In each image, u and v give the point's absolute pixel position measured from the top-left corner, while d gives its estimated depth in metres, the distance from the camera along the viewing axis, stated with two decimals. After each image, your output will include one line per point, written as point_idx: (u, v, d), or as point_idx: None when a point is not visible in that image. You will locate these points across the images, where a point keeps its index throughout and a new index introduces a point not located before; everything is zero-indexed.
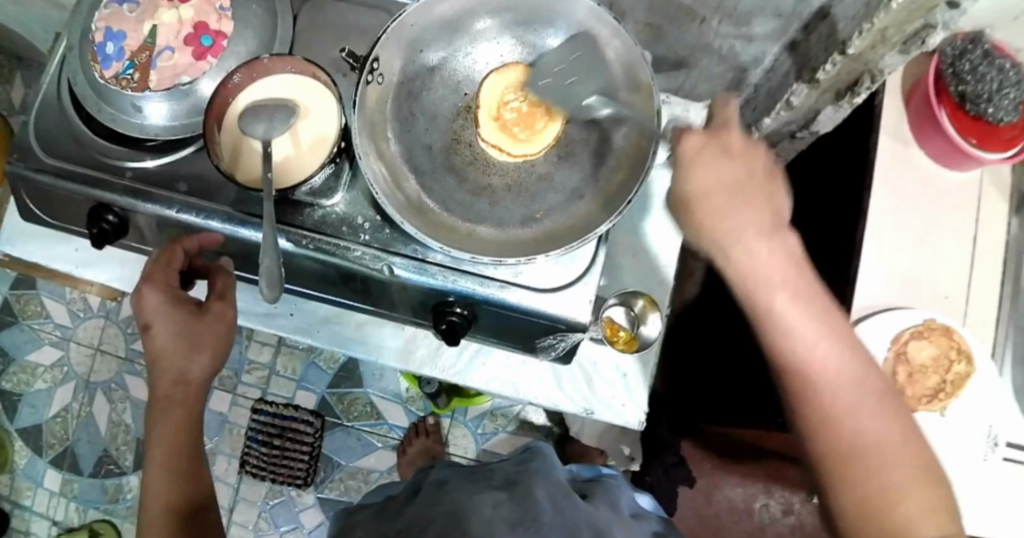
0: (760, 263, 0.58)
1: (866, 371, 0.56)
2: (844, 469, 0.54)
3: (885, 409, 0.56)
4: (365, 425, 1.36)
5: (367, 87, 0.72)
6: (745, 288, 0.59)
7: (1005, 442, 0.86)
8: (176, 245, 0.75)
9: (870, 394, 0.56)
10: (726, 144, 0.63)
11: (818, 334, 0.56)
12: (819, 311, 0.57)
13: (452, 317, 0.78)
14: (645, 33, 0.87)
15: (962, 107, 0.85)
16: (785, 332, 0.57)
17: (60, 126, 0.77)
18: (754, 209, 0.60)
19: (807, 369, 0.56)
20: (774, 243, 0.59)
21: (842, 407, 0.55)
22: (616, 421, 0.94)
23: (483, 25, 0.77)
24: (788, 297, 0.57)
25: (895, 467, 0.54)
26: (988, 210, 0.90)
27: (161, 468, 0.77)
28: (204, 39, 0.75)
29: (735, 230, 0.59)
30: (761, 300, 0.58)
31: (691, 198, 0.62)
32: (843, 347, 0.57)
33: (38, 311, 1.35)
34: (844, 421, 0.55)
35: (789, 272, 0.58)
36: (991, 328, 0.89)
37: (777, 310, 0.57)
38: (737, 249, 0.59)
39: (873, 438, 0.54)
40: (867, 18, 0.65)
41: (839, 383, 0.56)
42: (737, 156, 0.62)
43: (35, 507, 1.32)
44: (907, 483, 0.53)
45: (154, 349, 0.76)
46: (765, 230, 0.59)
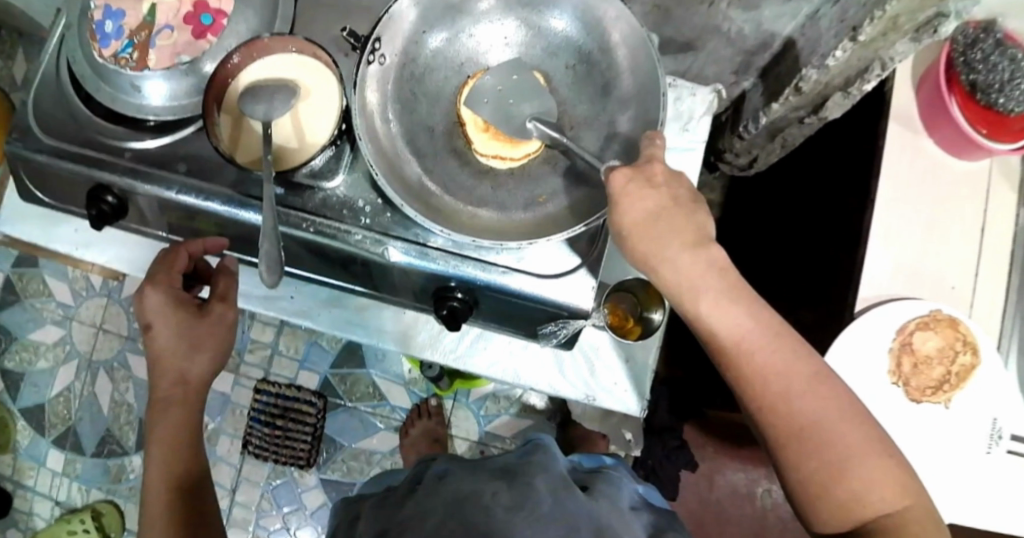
0: (683, 272, 0.61)
1: (796, 358, 0.59)
2: (789, 454, 0.58)
3: (818, 388, 0.58)
4: (367, 405, 1.36)
5: (368, 68, 0.71)
6: (675, 299, 0.62)
7: (1009, 435, 0.85)
8: (181, 249, 0.76)
9: (802, 379, 0.59)
10: (649, 174, 0.64)
11: (746, 330, 0.60)
12: (746, 310, 0.61)
13: (453, 302, 0.77)
14: (653, 14, 0.85)
15: (973, 97, 0.83)
16: (713, 332, 0.61)
17: (58, 104, 0.75)
18: (675, 228, 0.62)
19: (739, 364, 0.60)
20: (696, 255, 0.62)
21: (776, 396, 0.58)
22: (617, 407, 0.94)
23: (487, 6, 0.75)
24: (711, 301, 0.61)
25: (835, 444, 0.57)
26: (998, 201, 0.88)
27: (162, 463, 0.77)
28: (204, 18, 0.74)
29: (658, 250, 0.62)
30: (690, 308, 0.62)
31: (623, 228, 0.63)
32: (772, 339, 0.60)
33: (41, 289, 1.35)
34: (778, 409, 0.58)
35: (713, 278, 0.61)
36: (997, 320, 0.88)
37: (702, 315, 0.61)
38: (664, 267, 0.62)
39: (807, 419, 0.57)
40: (879, 4, 0.64)
41: (770, 373, 0.59)
42: (660, 185, 0.63)
43: (38, 486, 1.33)
44: (851, 455, 0.56)
45: (154, 349, 0.75)
46: (689, 242, 0.62)
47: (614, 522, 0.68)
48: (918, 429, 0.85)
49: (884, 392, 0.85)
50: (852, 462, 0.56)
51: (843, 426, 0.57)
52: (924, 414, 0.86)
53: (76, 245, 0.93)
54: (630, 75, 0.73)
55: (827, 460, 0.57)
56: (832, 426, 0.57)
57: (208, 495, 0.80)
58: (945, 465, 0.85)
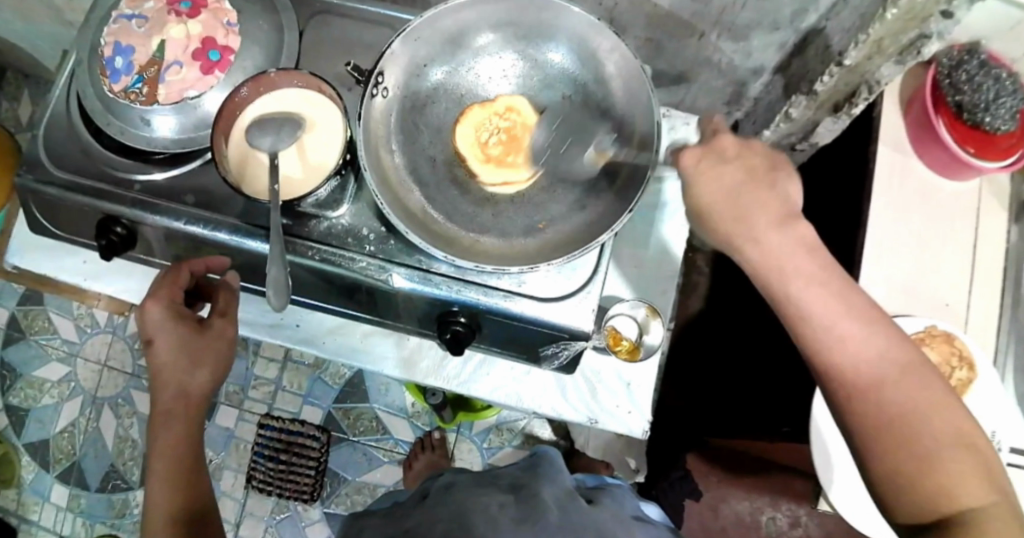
0: (774, 251, 0.58)
1: (890, 345, 0.55)
2: (876, 443, 0.53)
3: (914, 377, 0.54)
4: (370, 440, 1.36)
5: (372, 101, 0.73)
6: (761, 278, 0.59)
7: (1008, 448, 0.86)
8: (183, 266, 0.78)
9: (894, 365, 0.54)
10: (721, 149, 0.62)
11: (837, 311, 0.56)
12: (838, 291, 0.57)
13: (456, 326, 0.79)
14: (646, 47, 0.88)
15: (959, 117, 0.86)
16: (800, 315, 0.57)
17: (71, 140, 0.78)
18: (764, 204, 0.60)
19: (827, 347, 0.56)
20: (786, 233, 0.59)
21: (868, 380, 0.54)
22: (620, 429, 0.94)
23: (486, 40, 0.77)
24: (801, 281, 0.57)
25: (928, 434, 0.52)
26: (987, 219, 0.90)
27: (164, 479, 0.77)
28: (212, 54, 0.76)
29: (743, 224, 0.59)
30: (778, 288, 0.58)
31: (704, 203, 0.61)
32: (867, 323, 0.56)
33: (46, 327, 1.36)
34: (870, 396, 0.54)
35: (802, 257, 0.58)
36: (992, 336, 0.89)
37: (792, 296, 0.57)
38: (752, 243, 0.59)
39: (899, 405, 0.53)
40: (862, 30, 0.67)
41: (861, 358, 0.55)
42: (733, 158, 0.61)
43: (42, 522, 1.32)
44: (947, 448, 0.52)
45: (155, 364, 0.77)
46: (779, 218, 0.59)
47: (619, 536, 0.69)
48: None
49: None
50: (945, 455, 0.51)
51: (935, 418, 0.53)
52: None
53: (85, 277, 0.95)
54: (625, 104, 0.76)
55: (917, 451, 0.52)
56: (926, 416, 0.53)
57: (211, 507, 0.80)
58: None
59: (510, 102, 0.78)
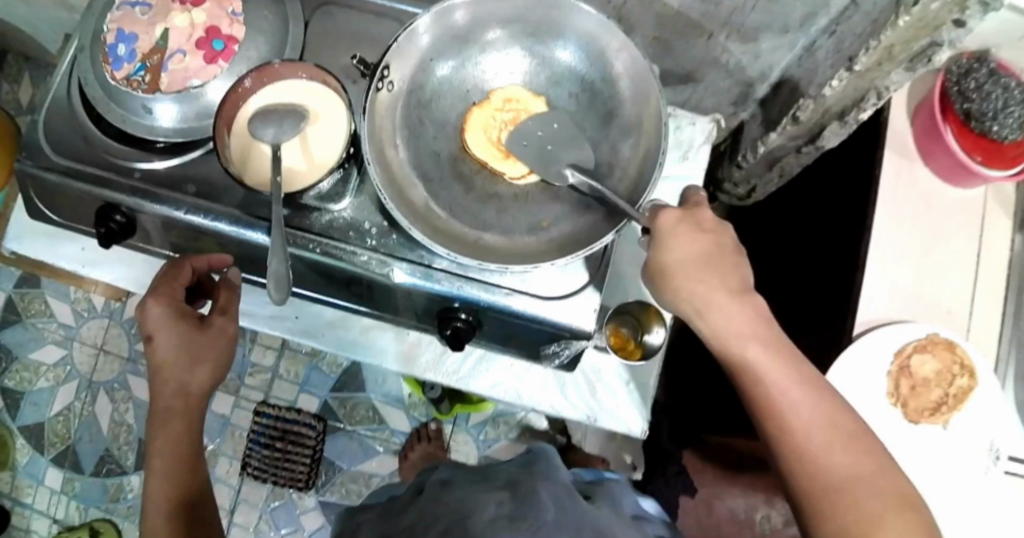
0: (732, 320, 0.65)
1: (834, 414, 0.61)
2: (822, 507, 0.58)
3: (855, 444, 0.60)
4: (366, 429, 1.36)
5: (377, 93, 0.72)
6: (720, 344, 0.65)
7: (1006, 456, 0.86)
8: (184, 262, 0.77)
9: (838, 434, 0.60)
10: (698, 218, 0.67)
11: (785, 380, 0.62)
12: (787, 362, 0.64)
13: (456, 323, 0.78)
14: (653, 46, 0.87)
15: (967, 125, 0.85)
16: (755, 381, 0.63)
17: (72, 126, 0.77)
18: (723, 275, 0.66)
19: (779, 412, 0.62)
20: (743, 304, 0.65)
21: (814, 447, 0.60)
22: (618, 429, 0.94)
23: (494, 36, 0.77)
24: (757, 348, 0.64)
25: (868, 499, 0.58)
26: (991, 227, 0.90)
27: (163, 479, 0.77)
28: (216, 43, 0.75)
29: (705, 292, 0.65)
30: (734, 354, 0.64)
31: (672, 269, 0.66)
32: (812, 394, 0.62)
33: (43, 310, 1.35)
34: (817, 462, 0.60)
35: (756, 326, 0.65)
36: (993, 343, 0.89)
37: (747, 363, 0.64)
38: (711, 309, 0.65)
39: (841, 470, 0.59)
40: (874, 36, 0.66)
41: (809, 425, 0.61)
42: (709, 230, 0.67)
43: (36, 505, 1.32)
44: (884, 511, 0.57)
45: (155, 360, 0.76)
46: (735, 290, 0.66)
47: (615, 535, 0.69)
48: (917, 449, 0.86)
49: (881, 413, 0.86)
50: (883, 517, 0.57)
51: (874, 484, 0.59)
52: (921, 436, 0.86)
53: (84, 263, 0.94)
54: (631, 104, 0.75)
55: (858, 515, 0.57)
56: (863, 480, 0.59)
57: (208, 504, 0.81)
58: (948, 489, 0.85)
59: (506, 96, 0.76)
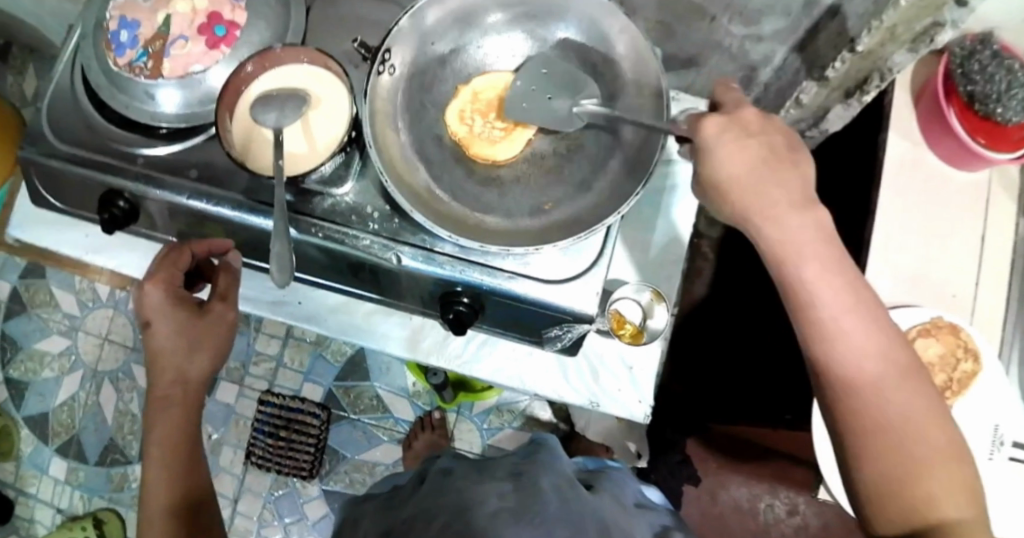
0: (789, 236, 0.60)
1: (894, 345, 0.57)
2: (868, 439, 0.55)
3: (909, 380, 0.56)
4: (370, 418, 1.36)
5: (378, 78, 0.73)
6: (775, 258, 0.60)
7: (1011, 442, 0.86)
8: (186, 247, 0.76)
9: (893, 367, 0.56)
10: (745, 122, 0.62)
11: (842, 306, 0.58)
12: (849, 287, 0.59)
13: (459, 307, 0.79)
14: (656, 30, 0.87)
15: (971, 107, 0.84)
16: (810, 300, 0.58)
17: (74, 112, 0.77)
18: (783, 185, 0.61)
19: (832, 338, 0.57)
20: (805, 219, 0.60)
21: (868, 378, 0.56)
22: (621, 413, 0.94)
23: (495, 19, 0.77)
24: (816, 268, 0.59)
25: (918, 441, 0.54)
26: (996, 211, 0.90)
27: (159, 464, 0.77)
28: (218, 29, 0.75)
29: (760, 202, 0.61)
30: (790, 271, 0.59)
31: (724, 183, 0.62)
32: (871, 320, 0.58)
33: (48, 300, 1.36)
34: (871, 391, 0.56)
35: (821, 247, 0.59)
36: (998, 329, 0.89)
37: (804, 282, 0.59)
38: (766, 223, 0.60)
39: (895, 407, 0.55)
40: (877, 17, 0.66)
41: (863, 352, 0.57)
42: (757, 133, 0.62)
43: (41, 495, 1.33)
44: (931, 453, 0.54)
45: (153, 347, 0.76)
46: (796, 202, 0.61)
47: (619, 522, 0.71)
48: None
49: None
50: (932, 463, 0.54)
51: (926, 428, 0.55)
52: None
53: (87, 251, 0.95)
54: (634, 86, 0.75)
55: (903, 457, 0.54)
56: (919, 423, 0.55)
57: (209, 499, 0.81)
58: None
59: (461, 109, 0.76)
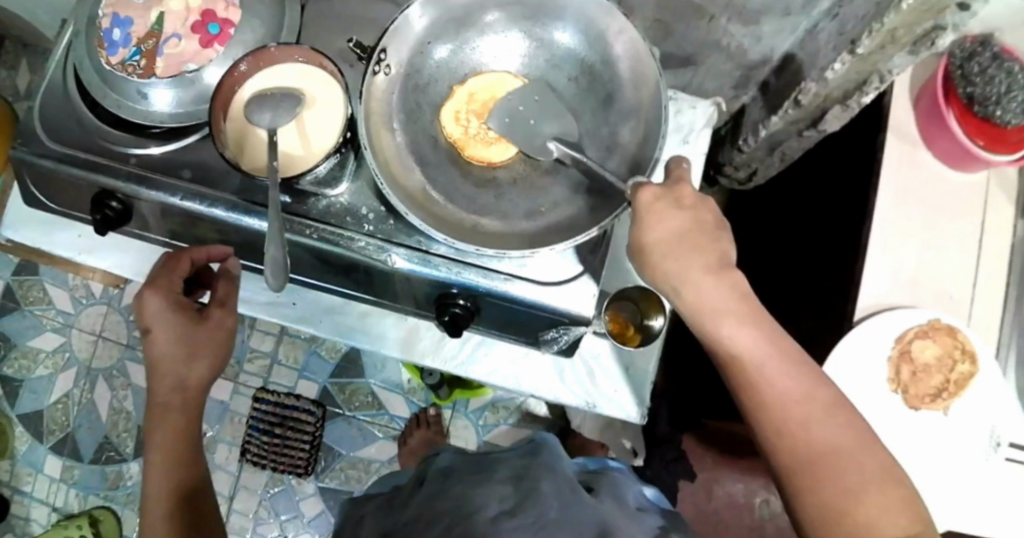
0: (707, 296, 0.62)
1: (816, 386, 0.60)
2: (804, 480, 0.58)
3: (836, 416, 0.59)
4: (365, 415, 1.36)
5: (373, 78, 0.71)
6: (697, 319, 0.63)
7: (1008, 443, 0.86)
8: (184, 254, 0.76)
9: (819, 406, 0.60)
10: (679, 195, 0.65)
11: (763, 355, 0.61)
12: (767, 336, 0.62)
13: (455, 308, 0.78)
14: (653, 28, 0.86)
15: (970, 109, 0.85)
16: (732, 355, 0.62)
17: (65, 111, 0.76)
18: (700, 249, 0.63)
19: (757, 389, 0.60)
20: (721, 279, 0.63)
21: (795, 421, 0.59)
22: (618, 415, 0.94)
23: (492, 18, 0.76)
24: (733, 324, 0.62)
25: (848, 472, 0.57)
26: (994, 211, 0.89)
27: (161, 472, 0.77)
28: (211, 27, 0.75)
29: (679, 269, 0.63)
30: (710, 329, 0.62)
31: (649, 246, 0.64)
32: (791, 365, 0.61)
33: (42, 297, 1.35)
34: (795, 435, 0.59)
35: (734, 303, 0.62)
36: (996, 330, 0.89)
37: (722, 338, 0.62)
38: (686, 286, 0.63)
39: (824, 443, 0.58)
40: (877, 19, 0.66)
41: (786, 398, 0.60)
42: (687, 207, 0.64)
43: (35, 493, 1.32)
44: (866, 482, 0.57)
45: (153, 354, 0.76)
46: (712, 265, 0.63)
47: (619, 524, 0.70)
48: (918, 438, 0.86)
49: (882, 399, 0.86)
50: (865, 490, 0.57)
51: (857, 457, 0.58)
52: (921, 422, 0.86)
53: (80, 250, 0.94)
54: (632, 87, 0.74)
55: (839, 491, 0.57)
56: (846, 456, 0.58)
57: (210, 507, 0.80)
58: (946, 477, 0.85)
59: (456, 109, 0.75)
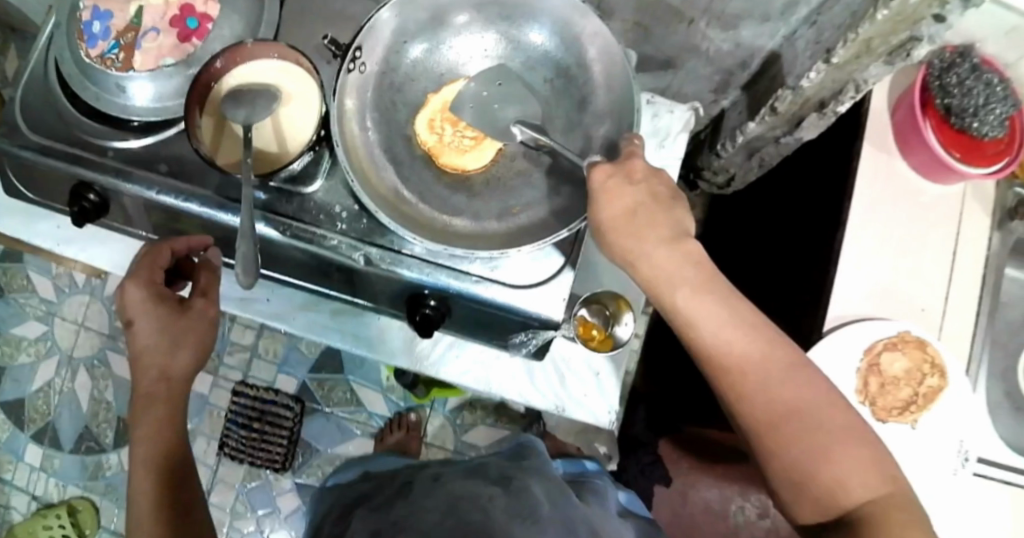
0: (662, 267, 0.63)
1: (775, 347, 0.60)
2: (769, 442, 0.58)
3: (797, 376, 0.59)
4: (343, 412, 1.36)
5: (348, 76, 0.72)
6: (653, 290, 0.63)
7: (976, 457, 0.87)
8: (163, 245, 0.77)
9: (779, 367, 0.59)
10: (629, 170, 0.65)
11: (722, 322, 0.61)
12: (724, 302, 0.62)
13: (426, 309, 0.77)
14: (633, 32, 0.87)
15: (947, 120, 0.86)
16: (691, 323, 0.62)
17: (42, 100, 0.77)
18: (654, 222, 0.64)
19: (717, 356, 0.61)
20: (676, 250, 0.63)
21: (756, 383, 0.59)
22: (587, 419, 0.94)
23: (464, 19, 0.76)
24: (687, 291, 0.62)
25: (812, 429, 0.57)
26: (969, 225, 0.90)
27: (145, 462, 0.77)
28: (190, 22, 0.75)
29: (633, 242, 0.63)
30: (668, 299, 0.63)
31: (603, 223, 0.64)
32: (748, 328, 0.60)
33: (25, 285, 1.35)
34: (758, 397, 0.59)
35: (689, 270, 0.62)
36: (967, 343, 0.89)
37: (679, 308, 0.62)
38: (642, 257, 0.63)
39: (787, 402, 0.58)
40: (852, 29, 0.66)
41: (747, 363, 0.60)
42: (638, 181, 0.65)
43: (15, 481, 1.32)
44: (830, 441, 0.57)
45: (136, 345, 0.76)
46: (667, 237, 0.63)
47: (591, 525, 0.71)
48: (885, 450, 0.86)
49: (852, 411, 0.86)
50: (831, 446, 0.57)
51: (821, 413, 0.58)
52: (891, 434, 0.86)
53: (57, 241, 0.94)
54: (604, 91, 0.75)
55: (806, 448, 0.57)
56: (809, 413, 0.58)
57: (198, 507, 0.80)
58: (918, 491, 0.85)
59: (430, 119, 0.76)
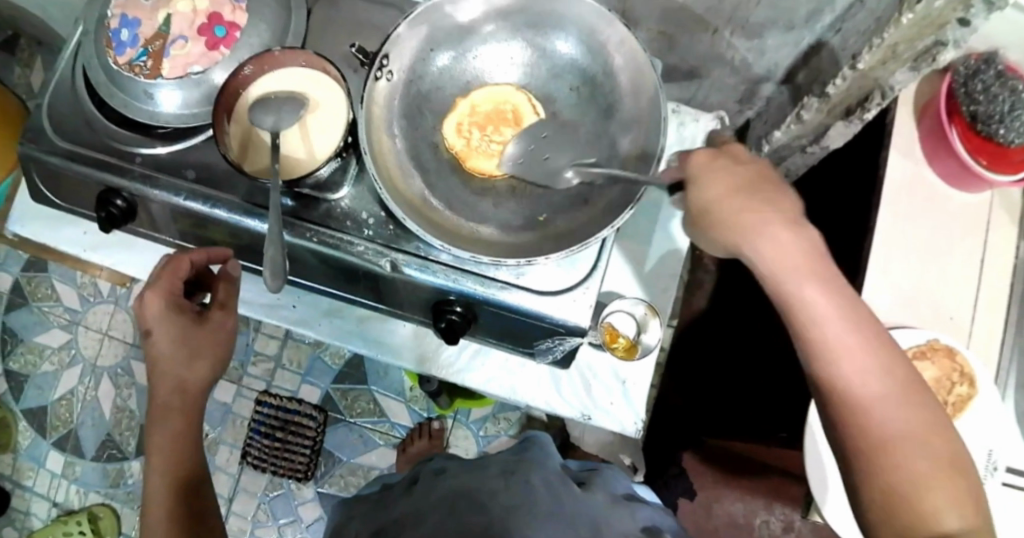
0: (786, 255, 0.59)
1: (893, 362, 0.56)
2: (871, 458, 0.54)
3: (911, 395, 0.55)
4: (366, 421, 1.36)
5: (375, 84, 0.72)
6: (772, 278, 0.59)
7: (1005, 467, 0.85)
8: (183, 256, 0.75)
9: (893, 383, 0.55)
10: (736, 155, 0.63)
11: (842, 326, 0.56)
12: (848, 306, 0.58)
13: (451, 315, 0.78)
14: (657, 41, 0.87)
15: (974, 128, 0.84)
16: (810, 320, 0.57)
17: (74, 109, 0.78)
18: (774, 206, 0.60)
19: (831, 355, 0.56)
20: (799, 239, 0.59)
21: (868, 394, 0.55)
22: (613, 427, 0.94)
23: (491, 29, 0.77)
24: (814, 287, 0.58)
25: (918, 455, 0.53)
26: (997, 232, 0.89)
27: (160, 475, 0.77)
28: (218, 30, 0.76)
29: (755, 223, 0.59)
30: (788, 289, 0.58)
31: (711, 203, 0.61)
32: (870, 338, 0.56)
33: (49, 294, 1.36)
34: (868, 410, 0.55)
35: (814, 264, 0.58)
36: (995, 352, 0.88)
37: (802, 301, 0.58)
38: (762, 239, 0.59)
39: (896, 420, 0.54)
40: (878, 33, 0.66)
41: (863, 373, 0.55)
42: (748, 164, 0.63)
43: (36, 489, 1.33)
44: (933, 468, 0.53)
45: (154, 355, 0.76)
46: (791, 222, 0.60)
47: (616, 525, 0.70)
48: None
49: None
50: (933, 474, 0.53)
51: (926, 441, 0.54)
52: None
53: (83, 248, 0.95)
54: (631, 98, 0.75)
55: (908, 472, 0.53)
56: (917, 437, 0.54)
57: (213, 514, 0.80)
58: None
59: (458, 122, 0.76)
